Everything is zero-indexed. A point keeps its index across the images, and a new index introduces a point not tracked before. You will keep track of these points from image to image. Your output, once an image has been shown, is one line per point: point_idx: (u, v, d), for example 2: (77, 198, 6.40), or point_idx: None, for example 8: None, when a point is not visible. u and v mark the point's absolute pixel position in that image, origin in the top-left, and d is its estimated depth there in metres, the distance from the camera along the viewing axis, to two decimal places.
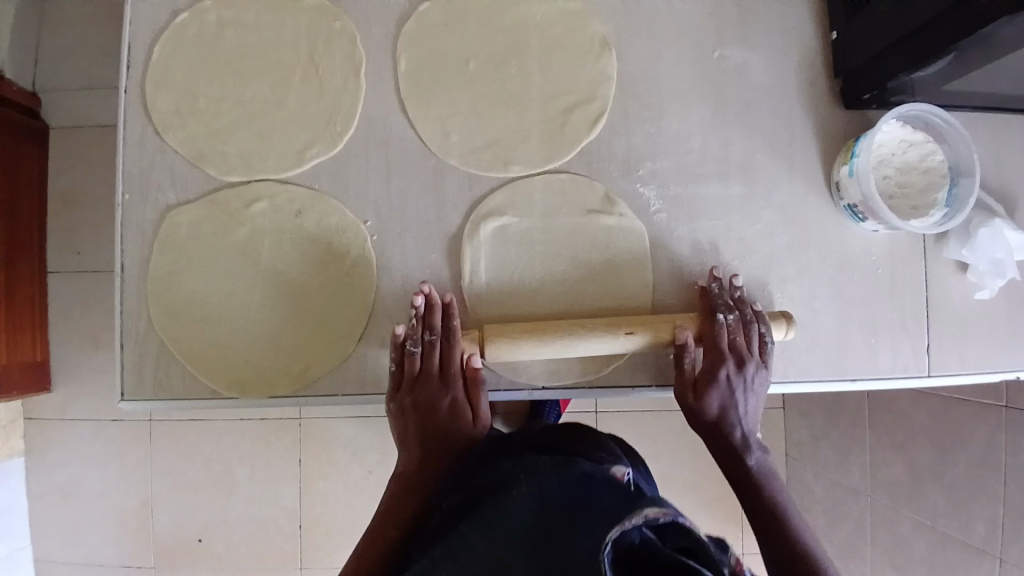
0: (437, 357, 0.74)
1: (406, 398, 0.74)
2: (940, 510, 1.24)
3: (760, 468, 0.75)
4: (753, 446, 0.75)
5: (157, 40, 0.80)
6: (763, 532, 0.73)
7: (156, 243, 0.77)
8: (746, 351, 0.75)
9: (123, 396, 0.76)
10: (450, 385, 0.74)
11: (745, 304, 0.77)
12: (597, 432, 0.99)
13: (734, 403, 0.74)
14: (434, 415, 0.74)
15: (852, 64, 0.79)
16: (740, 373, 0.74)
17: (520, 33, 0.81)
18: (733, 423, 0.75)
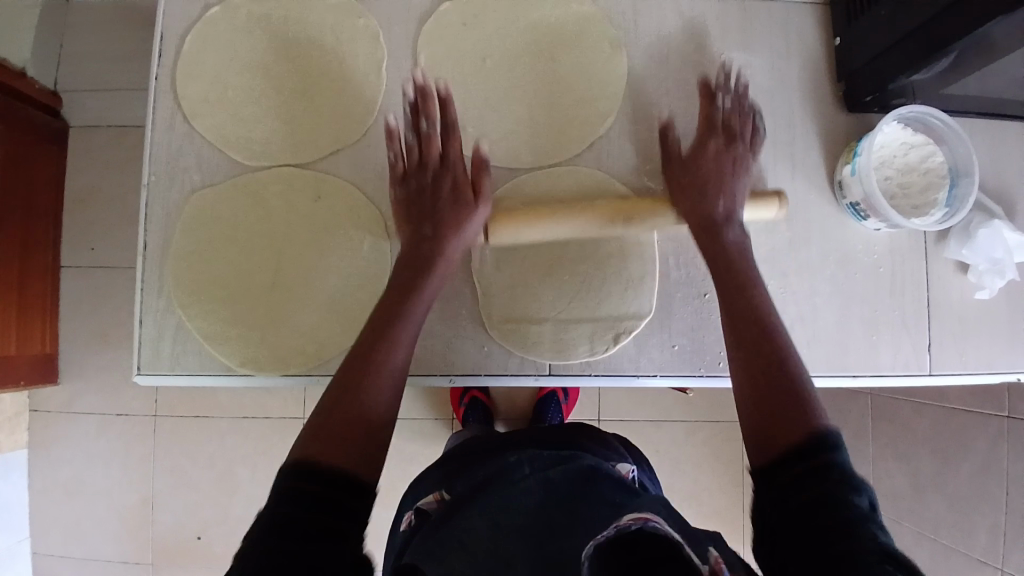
0: (438, 145, 0.76)
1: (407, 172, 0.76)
2: (943, 521, 1.24)
3: (737, 244, 0.72)
4: (734, 222, 0.73)
5: (187, 32, 0.83)
6: (732, 328, 0.65)
7: (179, 223, 0.80)
8: (735, 133, 0.78)
9: (139, 371, 0.78)
10: (450, 169, 0.76)
11: (740, 100, 0.80)
12: (601, 431, 0.99)
13: (724, 179, 0.75)
14: (430, 190, 0.76)
15: (853, 69, 0.82)
16: (728, 147, 0.77)
17: (535, 34, 0.85)
18: (718, 190, 0.75)
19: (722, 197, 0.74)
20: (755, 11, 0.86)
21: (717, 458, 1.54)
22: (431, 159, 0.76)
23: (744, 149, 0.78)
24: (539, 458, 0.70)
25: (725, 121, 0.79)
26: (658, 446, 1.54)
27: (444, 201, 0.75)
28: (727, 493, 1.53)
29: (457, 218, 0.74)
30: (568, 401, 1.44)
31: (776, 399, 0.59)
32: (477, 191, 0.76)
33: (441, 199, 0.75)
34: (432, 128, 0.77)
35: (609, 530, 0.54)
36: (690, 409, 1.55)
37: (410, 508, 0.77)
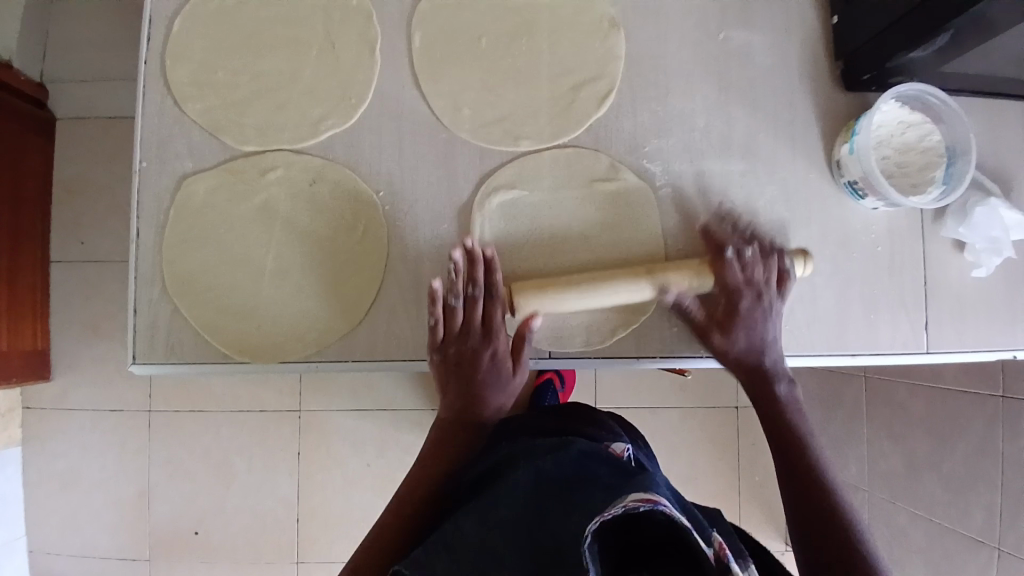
0: (482, 310, 0.75)
1: (450, 351, 0.75)
2: (937, 501, 1.26)
3: (790, 399, 0.79)
4: (780, 376, 0.79)
5: (177, 13, 0.81)
6: (790, 481, 0.74)
7: (171, 209, 0.78)
8: (764, 283, 0.78)
9: (135, 360, 0.77)
10: (493, 343, 0.76)
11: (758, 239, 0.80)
12: (594, 408, 1.00)
13: (755, 327, 0.78)
14: (476, 366, 0.76)
15: (852, 47, 0.81)
16: (761, 303, 0.78)
17: (531, 14, 0.84)
18: (762, 352, 0.79)
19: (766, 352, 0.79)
20: None
21: (713, 443, 1.55)
22: (473, 325, 0.75)
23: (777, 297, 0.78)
24: (533, 453, 0.71)
25: (748, 278, 0.78)
26: (655, 433, 1.54)
27: (485, 368, 0.76)
28: (724, 477, 1.55)
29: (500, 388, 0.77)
30: (562, 389, 1.46)
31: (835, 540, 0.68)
32: (518, 363, 0.77)
33: (494, 372, 0.77)
34: (474, 294, 0.74)
35: (615, 508, 0.53)
36: (686, 395, 1.55)
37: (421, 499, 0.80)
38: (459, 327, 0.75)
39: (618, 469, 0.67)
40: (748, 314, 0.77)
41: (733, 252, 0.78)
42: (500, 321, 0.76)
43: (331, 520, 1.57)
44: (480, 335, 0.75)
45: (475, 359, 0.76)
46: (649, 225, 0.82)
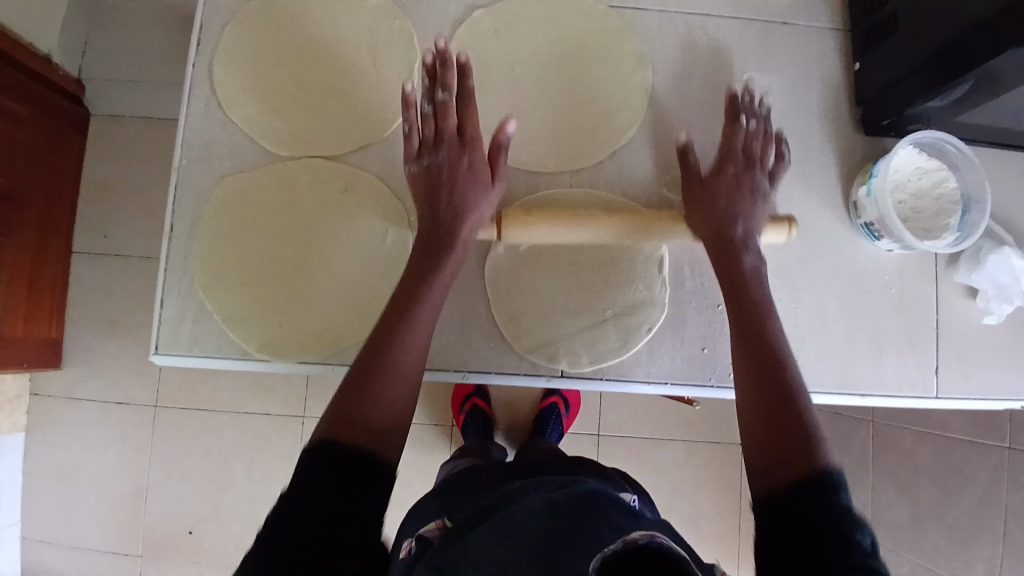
0: (453, 115, 0.74)
1: (439, 118, 0.74)
2: (941, 551, 1.20)
3: (754, 271, 0.72)
4: (752, 248, 0.74)
5: (227, 24, 0.86)
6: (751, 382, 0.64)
7: (207, 205, 0.82)
8: (444, 96, 0.74)
9: (157, 350, 0.80)
10: (469, 149, 0.74)
11: (444, 88, 0.74)
12: (603, 465, 0.97)
13: (744, 207, 0.76)
14: (444, 123, 0.74)
15: (871, 96, 0.85)
16: (454, 106, 0.74)
17: (563, 46, 0.87)
18: (464, 162, 0.74)
19: (471, 153, 0.74)
20: (778, 38, 0.90)
21: (718, 479, 1.52)
22: (448, 131, 0.74)
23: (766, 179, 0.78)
24: (544, 487, 0.71)
25: (745, 146, 0.79)
26: (658, 467, 1.52)
27: (462, 175, 0.74)
28: (726, 517, 1.52)
29: (463, 148, 0.74)
30: (567, 416, 1.45)
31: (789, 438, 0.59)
32: (466, 123, 0.74)
33: (467, 143, 0.74)
34: (449, 97, 0.74)
35: (616, 542, 0.59)
36: (691, 429, 1.53)
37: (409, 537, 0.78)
38: (431, 135, 0.74)
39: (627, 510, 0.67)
40: (735, 176, 0.77)
41: (745, 121, 0.81)
42: (475, 126, 0.75)
43: None
44: (455, 139, 0.74)
45: (446, 126, 0.74)
46: (591, 197, 0.84)
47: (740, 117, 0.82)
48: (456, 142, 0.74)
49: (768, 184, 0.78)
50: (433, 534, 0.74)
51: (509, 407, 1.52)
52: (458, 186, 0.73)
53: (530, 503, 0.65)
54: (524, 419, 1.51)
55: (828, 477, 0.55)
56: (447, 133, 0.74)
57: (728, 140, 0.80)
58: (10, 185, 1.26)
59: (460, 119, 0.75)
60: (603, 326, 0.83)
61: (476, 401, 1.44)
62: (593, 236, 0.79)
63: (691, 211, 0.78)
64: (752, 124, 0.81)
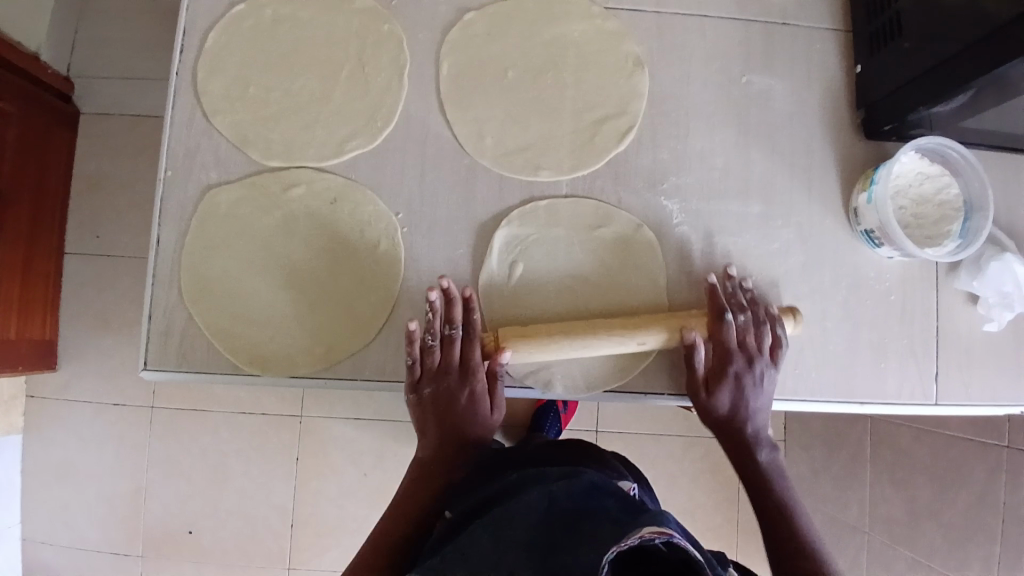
0: (457, 349, 0.76)
1: (440, 356, 0.76)
2: (936, 548, 1.19)
3: (771, 467, 0.79)
4: (764, 442, 0.80)
5: (211, 29, 0.83)
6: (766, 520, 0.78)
7: (194, 218, 0.80)
8: (448, 328, 0.76)
9: (146, 365, 0.78)
10: (471, 378, 0.76)
11: (445, 327, 0.76)
12: (598, 448, 0.97)
13: (747, 403, 0.78)
14: (449, 366, 0.76)
15: (874, 100, 0.83)
16: (456, 333, 0.76)
17: (557, 48, 0.85)
18: (471, 384, 0.76)
19: (477, 369, 0.76)
20: (778, 38, 0.87)
21: (714, 473, 1.53)
22: (451, 369, 0.76)
23: (769, 365, 0.78)
24: (542, 478, 0.68)
25: (739, 343, 0.77)
26: (656, 463, 1.52)
27: (470, 407, 0.77)
28: (722, 510, 1.52)
29: (468, 380, 0.76)
30: (565, 413, 1.43)
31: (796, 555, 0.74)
32: (468, 340, 0.77)
33: (470, 365, 0.76)
34: (451, 336, 0.76)
35: (631, 539, 0.54)
36: (688, 424, 1.53)
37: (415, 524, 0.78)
38: (436, 369, 0.76)
39: (625, 496, 0.66)
40: (736, 376, 0.77)
41: (734, 317, 0.77)
42: (477, 359, 0.76)
43: (325, 531, 1.49)
44: (458, 374, 0.76)
45: (450, 351, 0.76)
46: (579, 207, 0.83)
47: (726, 311, 0.77)
48: (460, 376, 0.76)
49: (773, 370, 0.78)
50: (442, 525, 0.75)
51: (507, 404, 1.49)
52: (478, 418, 0.77)
53: (528, 499, 0.63)
54: (522, 417, 1.49)
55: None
56: (451, 363, 0.76)
57: (720, 344, 0.77)
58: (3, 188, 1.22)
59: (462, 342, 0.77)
60: None
61: None
62: (634, 341, 0.76)
63: (701, 408, 0.79)
64: (740, 315, 0.78)
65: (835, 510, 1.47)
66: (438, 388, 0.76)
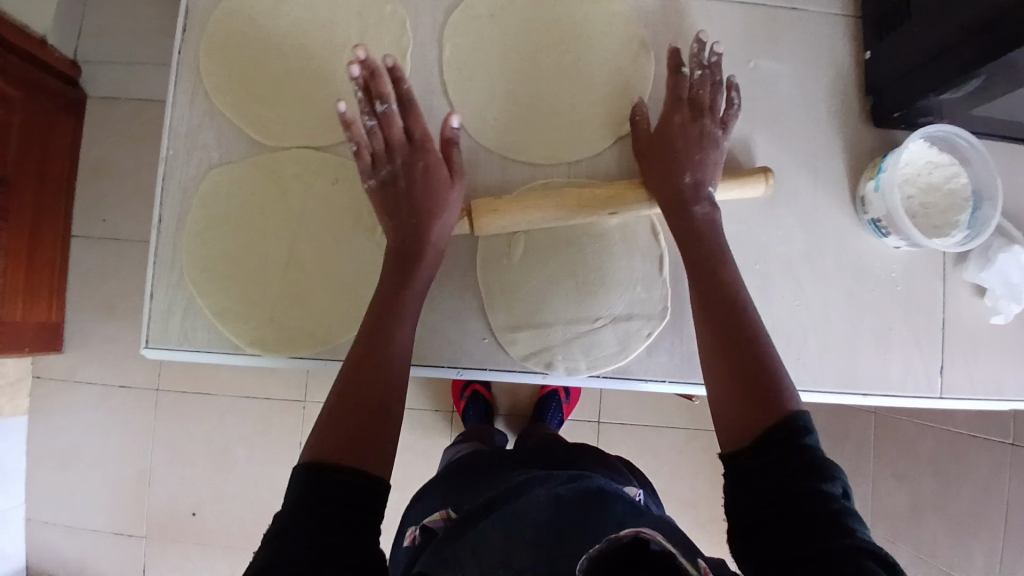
0: (399, 124, 0.76)
1: (375, 119, 0.75)
2: (939, 543, 1.18)
3: (705, 218, 0.73)
4: (703, 197, 0.74)
5: (213, 8, 0.83)
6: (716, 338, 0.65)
7: (195, 196, 0.80)
8: (377, 95, 0.75)
9: (148, 343, 0.78)
10: (421, 149, 0.76)
11: (376, 95, 0.75)
12: (604, 452, 0.95)
13: (694, 157, 0.75)
14: (387, 129, 0.75)
15: (883, 87, 0.82)
16: (386, 103, 0.75)
17: (562, 30, 0.84)
18: (409, 149, 0.75)
19: (415, 126, 0.76)
20: (787, 23, 0.86)
21: (715, 465, 1.52)
22: (396, 138, 0.76)
23: (716, 126, 0.77)
24: (550, 478, 0.66)
25: (692, 95, 0.78)
26: (658, 454, 1.51)
27: (413, 177, 0.75)
28: None
29: (410, 138, 0.76)
30: (567, 402, 1.43)
31: (751, 379, 0.60)
32: (403, 105, 0.75)
33: (406, 130, 0.76)
34: (389, 108, 0.75)
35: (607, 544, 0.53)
36: (691, 417, 1.52)
37: (414, 525, 0.76)
38: (379, 146, 0.76)
39: (634, 503, 0.65)
40: (682, 127, 0.77)
41: (689, 71, 0.79)
42: (420, 129, 0.76)
43: None
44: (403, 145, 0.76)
45: (388, 124, 0.75)
46: (592, 189, 0.82)
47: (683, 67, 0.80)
48: (408, 148, 0.76)
49: (720, 132, 0.78)
50: (438, 525, 0.70)
51: (509, 394, 1.49)
52: (421, 188, 0.74)
53: (535, 497, 0.61)
54: (524, 407, 1.49)
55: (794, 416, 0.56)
56: (389, 129, 0.75)
57: (672, 94, 0.79)
58: (6, 169, 1.22)
59: (400, 106, 0.76)
60: (602, 328, 0.82)
61: (477, 388, 1.41)
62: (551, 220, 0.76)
63: (642, 167, 0.77)
64: (697, 72, 0.80)
65: None
66: (375, 150, 0.76)
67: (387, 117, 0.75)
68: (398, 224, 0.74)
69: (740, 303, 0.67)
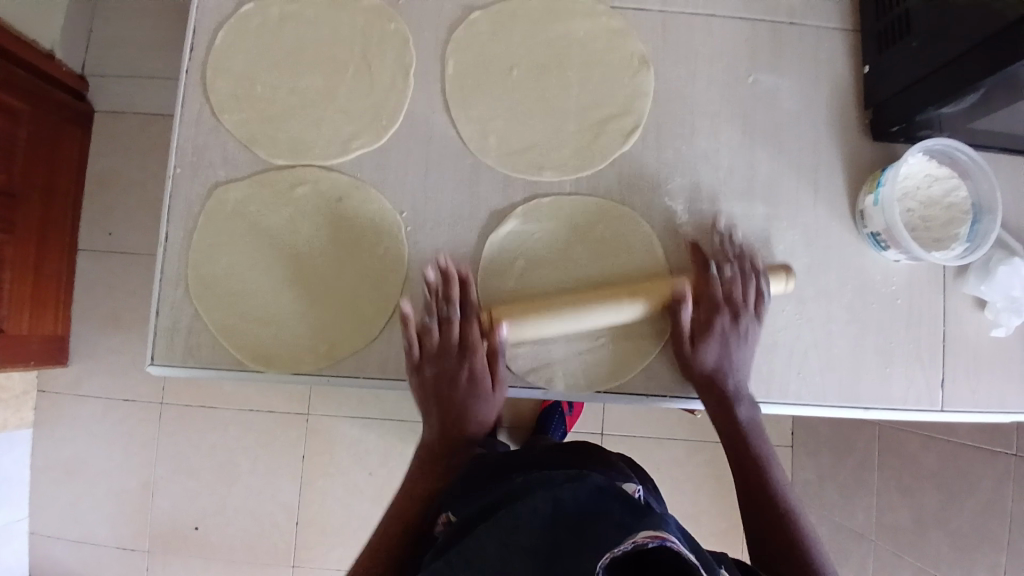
0: (458, 329, 0.77)
1: (436, 332, 0.77)
2: (944, 557, 1.18)
3: (748, 424, 0.79)
4: (744, 400, 0.79)
5: (220, 27, 0.84)
6: (761, 536, 0.77)
7: (201, 214, 0.81)
8: (445, 304, 0.76)
9: (153, 359, 0.79)
10: (476, 356, 0.77)
11: (444, 304, 0.77)
12: (604, 449, 0.96)
13: (731, 352, 0.79)
14: (446, 339, 0.77)
15: (882, 101, 0.82)
16: (449, 312, 0.77)
17: (562, 48, 0.85)
18: (466, 357, 0.77)
19: (476, 328, 0.77)
20: (785, 38, 0.87)
21: (719, 477, 1.52)
22: (452, 343, 0.77)
23: (753, 321, 0.79)
24: (547, 477, 0.67)
25: (725, 294, 0.79)
26: (661, 466, 1.51)
27: (469, 387, 0.78)
28: (727, 515, 1.51)
29: (466, 347, 0.77)
30: (569, 414, 1.43)
31: (795, 560, 0.74)
32: (465, 312, 0.77)
33: (465, 336, 0.77)
34: (450, 313, 0.77)
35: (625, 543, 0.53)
36: (693, 428, 1.52)
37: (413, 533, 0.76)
38: (436, 348, 0.77)
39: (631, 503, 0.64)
40: (722, 331, 0.78)
41: (720, 269, 0.80)
42: (476, 335, 0.77)
43: (329, 530, 1.50)
44: (457, 349, 0.77)
45: (449, 333, 0.77)
46: (594, 207, 0.83)
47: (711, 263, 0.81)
48: (462, 352, 0.77)
49: (757, 326, 0.79)
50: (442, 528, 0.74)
51: (512, 406, 1.49)
52: (477, 401, 0.79)
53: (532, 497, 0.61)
54: (526, 419, 1.49)
55: None
56: (448, 337, 0.77)
57: (701, 286, 0.81)
58: (13, 183, 1.24)
59: (461, 310, 0.77)
60: (604, 342, 0.82)
61: None
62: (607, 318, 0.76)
63: (683, 358, 0.80)
64: (727, 268, 0.81)
65: (841, 517, 1.45)
66: (432, 364, 0.77)
67: (448, 334, 0.77)
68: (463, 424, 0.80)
69: (782, 495, 0.79)
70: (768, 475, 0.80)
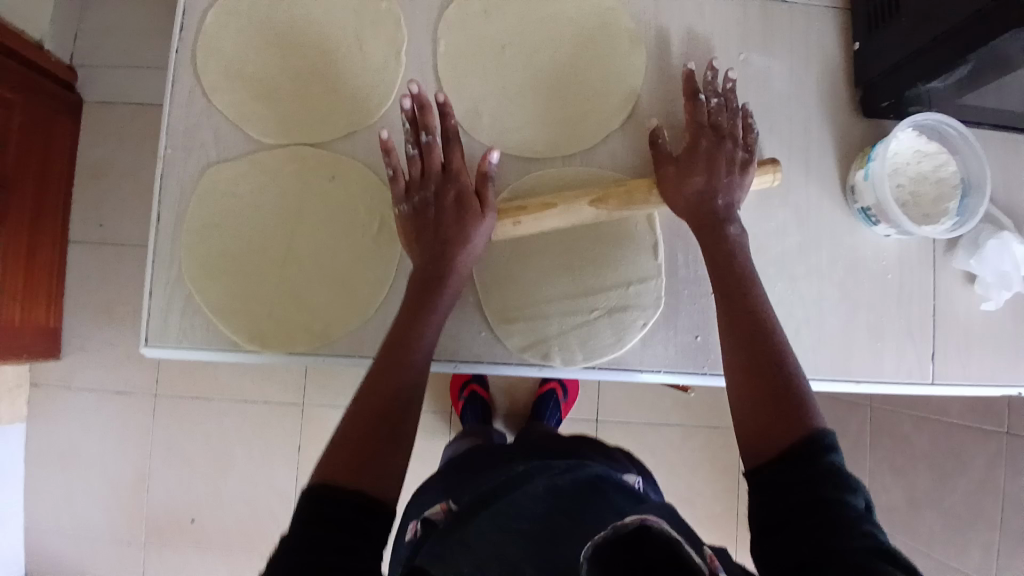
0: (440, 155, 0.75)
1: (416, 154, 0.75)
2: (937, 535, 1.19)
3: (735, 241, 0.74)
4: (733, 220, 0.75)
5: (210, 7, 0.84)
6: (744, 372, 0.64)
7: (193, 194, 0.81)
8: (425, 127, 0.75)
9: (147, 341, 0.79)
10: (455, 179, 0.75)
11: (423, 126, 0.75)
12: (603, 443, 0.96)
13: (720, 181, 0.75)
14: (427, 163, 0.75)
15: (871, 78, 0.83)
16: (431, 139, 0.75)
17: (555, 27, 0.85)
18: (447, 181, 0.75)
19: (455, 159, 0.75)
20: (776, 17, 0.87)
21: (714, 461, 1.53)
22: (433, 168, 0.75)
23: (743, 151, 0.77)
24: (548, 469, 0.67)
25: (712, 121, 0.78)
26: (656, 451, 1.52)
27: (446, 212, 0.74)
28: (722, 498, 1.52)
29: (446, 167, 0.75)
30: (565, 400, 1.43)
31: (781, 406, 0.61)
32: (445, 135, 0.75)
33: (444, 158, 0.75)
34: (432, 140, 0.75)
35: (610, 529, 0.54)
36: (688, 414, 1.53)
37: (415, 519, 0.77)
38: (417, 174, 0.75)
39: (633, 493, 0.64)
40: (710, 156, 0.75)
41: (706, 98, 0.79)
42: (461, 166, 0.75)
43: None
44: (441, 176, 0.75)
45: (428, 155, 0.75)
46: (584, 180, 0.83)
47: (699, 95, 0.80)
48: (443, 177, 0.75)
49: (748, 156, 0.77)
50: (439, 517, 0.72)
51: (507, 393, 1.49)
52: (453, 225, 0.74)
53: (531, 488, 0.61)
54: (521, 406, 1.50)
55: (819, 434, 0.58)
56: (428, 161, 0.75)
57: (690, 117, 0.78)
58: (5, 172, 1.23)
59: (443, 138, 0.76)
60: (599, 318, 0.82)
61: (474, 387, 1.41)
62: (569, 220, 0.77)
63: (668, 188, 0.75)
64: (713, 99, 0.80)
65: None
66: (410, 189, 0.75)
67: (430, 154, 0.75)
68: (432, 256, 0.74)
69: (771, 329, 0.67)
70: (763, 325, 0.67)
